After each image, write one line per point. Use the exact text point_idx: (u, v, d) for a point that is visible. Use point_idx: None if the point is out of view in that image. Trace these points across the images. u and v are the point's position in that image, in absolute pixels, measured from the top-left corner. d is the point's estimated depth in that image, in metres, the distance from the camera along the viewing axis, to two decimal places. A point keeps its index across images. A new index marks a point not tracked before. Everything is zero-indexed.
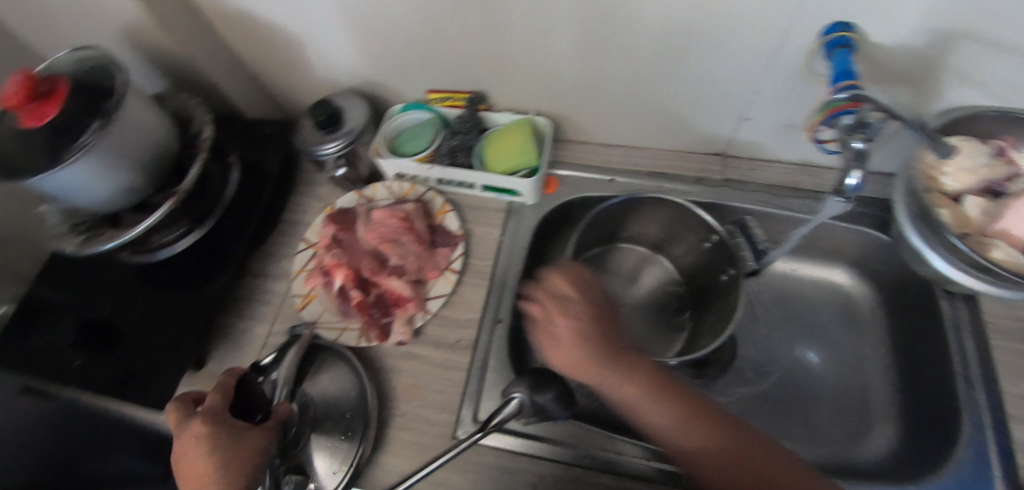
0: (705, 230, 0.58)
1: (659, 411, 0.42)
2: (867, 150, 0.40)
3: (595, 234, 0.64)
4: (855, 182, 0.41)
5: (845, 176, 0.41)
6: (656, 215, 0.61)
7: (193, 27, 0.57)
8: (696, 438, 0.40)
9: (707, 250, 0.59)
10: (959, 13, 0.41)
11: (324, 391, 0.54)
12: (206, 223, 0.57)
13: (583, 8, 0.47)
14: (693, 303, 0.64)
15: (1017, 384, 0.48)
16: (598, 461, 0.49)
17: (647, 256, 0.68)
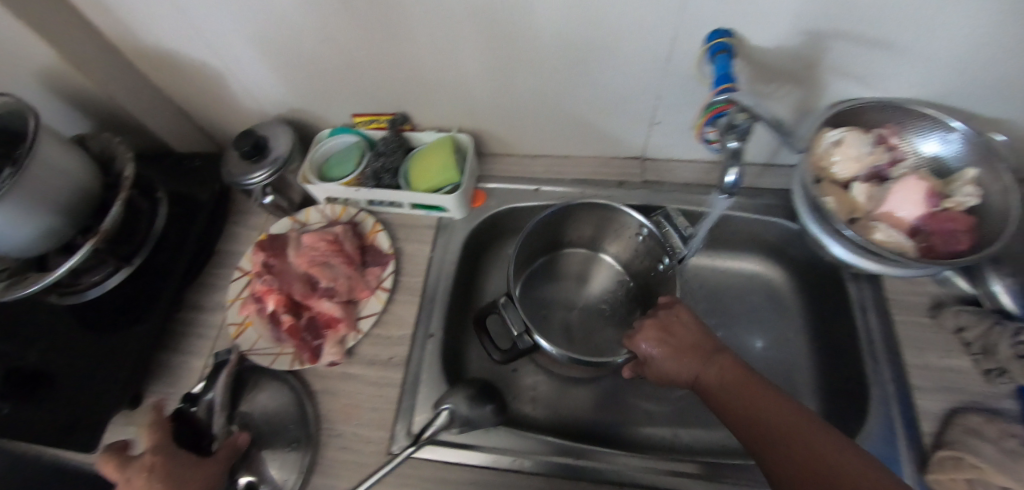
0: (637, 226, 0.60)
1: (744, 412, 0.38)
2: (742, 149, 0.41)
3: (537, 243, 0.65)
4: (733, 178, 0.42)
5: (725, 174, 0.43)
6: (591, 217, 0.62)
7: (110, 66, 0.57)
8: (784, 437, 0.35)
9: (643, 242, 0.61)
10: (825, 17, 0.45)
11: (264, 409, 0.55)
12: (134, 260, 0.58)
13: (483, 28, 0.49)
14: (639, 292, 0.66)
15: (918, 355, 0.52)
16: (571, 469, 0.50)
17: (591, 257, 0.70)
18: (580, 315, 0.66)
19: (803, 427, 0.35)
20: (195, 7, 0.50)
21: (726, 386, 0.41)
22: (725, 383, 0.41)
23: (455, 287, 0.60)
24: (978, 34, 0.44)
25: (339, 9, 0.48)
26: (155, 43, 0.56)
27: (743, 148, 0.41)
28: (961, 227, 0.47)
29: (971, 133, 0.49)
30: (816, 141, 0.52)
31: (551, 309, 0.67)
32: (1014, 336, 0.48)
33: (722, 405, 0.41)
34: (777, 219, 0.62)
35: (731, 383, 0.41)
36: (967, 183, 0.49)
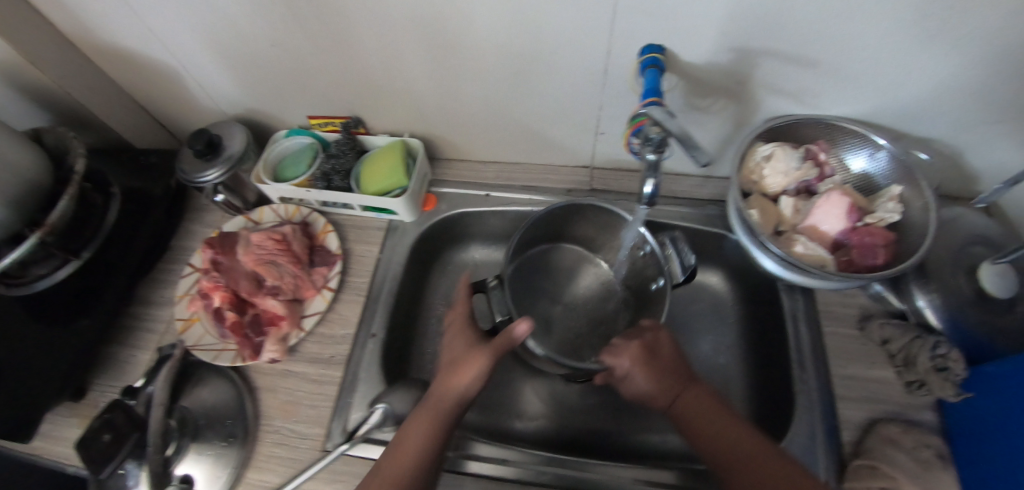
0: (640, 240, 0.60)
1: (711, 427, 0.44)
2: (660, 161, 0.42)
3: (538, 233, 0.66)
4: (650, 188, 0.43)
5: (643, 184, 0.44)
6: (596, 219, 0.63)
7: (69, 62, 0.59)
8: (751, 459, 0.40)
9: (642, 258, 0.62)
10: (752, 36, 0.46)
11: (203, 404, 0.56)
12: (84, 254, 0.58)
13: (424, 36, 0.50)
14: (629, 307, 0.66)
15: (844, 366, 0.54)
16: (563, 479, 0.50)
17: (585, 256, 0.71)
18: (563, 311, 0.68)
19: (765, 452, 0.41)
20: (147, 7, 0.51)
21: (698, 412, 0.45)
22: (697, 407, 0.46)
23: (401, 288, 0.62)
24: (896, 56, 0.46)
25: (288, 14, 0.50)
26: (111, 40, 0.57)
27: (660, 161, 0.42)
28: (880, 241, 0.48)
29: (895, 151, 0.51)
30: (749, 155, 0.53)
31: (536, 299, 0.68)
32: (933, 348, 0.50)
33: (690, 429, 0.45)
34: (718, 230, 0.64)
35: (707, 410, 0.45)
36: (891, 200, 0.51)
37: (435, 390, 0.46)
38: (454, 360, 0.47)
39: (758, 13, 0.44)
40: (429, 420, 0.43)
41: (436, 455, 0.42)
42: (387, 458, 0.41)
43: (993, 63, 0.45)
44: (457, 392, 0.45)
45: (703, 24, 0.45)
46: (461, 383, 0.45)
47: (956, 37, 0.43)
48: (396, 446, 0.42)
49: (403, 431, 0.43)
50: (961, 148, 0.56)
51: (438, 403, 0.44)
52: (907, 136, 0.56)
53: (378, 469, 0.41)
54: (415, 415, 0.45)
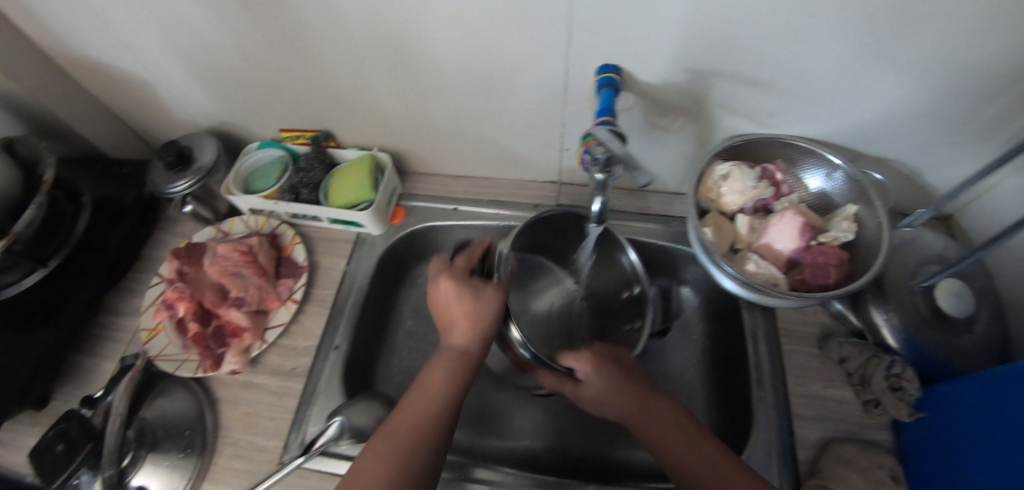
0: (631, 281, 0.62)
1: (682, 437, 0.43)
2: (608, 181, 0.44)
3: (532, 238, 0.63)
4: (598, 206, 0.46)
5: (592, 202, 0.46)
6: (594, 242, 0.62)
7: (44, 74, 0.60)
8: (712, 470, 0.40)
9: (623, 298, 0.64)
10: (705, 58, 0.47)
11: (163, 415, 0.56)
12: (52, 263, 0.58)
13: (387, 53, 0.51)
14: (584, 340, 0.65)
15: (802, 384, 0.54)
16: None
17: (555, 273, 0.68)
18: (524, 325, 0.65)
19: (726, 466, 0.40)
20: (118, 21, 0.53)
21: (663, 419, 0.45)
22: (654, 412, 0.45)
23: (367, 301, 0.62)
24: (849, 78, 0.47)
25: (255, 31, 0.51)
26: (84, 53, 0.58)
27: (607, 180, 0.43)
28: (832, 261, 0.49)
29: (850, 172, 0.52)
30: (707, 173, 0.54)
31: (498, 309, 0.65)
32: (889, 367, 0.50)
33: (650, 435, 0.44)
34: (681, 247, 0.64)
35: (667, 418, 0.45)
36: (846, 219, 0.52)
37: (455, 337, 0.48)
38: (465, 310, 0.48)
39: (709, 35, 0.45)
40: (454, 365, 0.46)
41: (461, 393, 0.45)
42: (414, 398, 0.44)
43: (941, 85, 0.46)
44: (475, 338, 0.48)
45: (656, 47, 0.46)
46: (479, 331, 0.48)
47: (904, 60, 0.44)
48: (421, 390, 0.44)
49: (424, 375, 0.46)
50: (918, 168, 0.56)
51: (463, 349, 0.47)
52: (864, 156, 0.57)
53: (406, 408, 0.43)
54: (437, 361, 0.47)
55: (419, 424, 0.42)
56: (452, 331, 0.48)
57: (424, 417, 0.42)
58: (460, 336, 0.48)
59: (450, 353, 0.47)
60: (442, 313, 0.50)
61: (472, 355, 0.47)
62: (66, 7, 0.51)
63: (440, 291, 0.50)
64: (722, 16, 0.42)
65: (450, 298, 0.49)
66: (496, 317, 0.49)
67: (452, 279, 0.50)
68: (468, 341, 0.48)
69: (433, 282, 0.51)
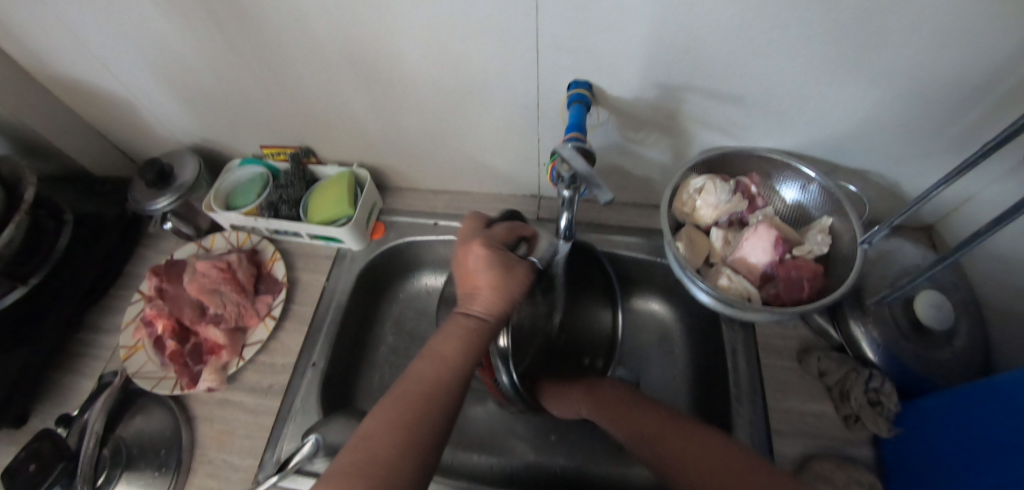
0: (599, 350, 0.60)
1: (673, 435, 0.45)
2: (574, 198, 0.45)
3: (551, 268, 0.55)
4: (564, 222, 0.47)
5: (559, 217, 0.47)
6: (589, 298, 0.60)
7: (28, 94, 0.61)
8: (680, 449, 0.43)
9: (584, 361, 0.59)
10: (672, 72, 0.47)
11: (140, 433, 0.56)
12: (31, 280, 0.57)
13: (360, 71, 0.52)
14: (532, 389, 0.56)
15: (782, 399, 0.53)
16: None
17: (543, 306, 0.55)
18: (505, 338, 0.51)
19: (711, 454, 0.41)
20: (96, 40, 0.54)
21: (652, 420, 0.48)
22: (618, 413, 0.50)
23: (346, 317, 0.62)
24: (819, 89, 0.47)
25: (229, 49, 0.52)
26: (68, 74, 0.60)
27: (573, 198, 0.44)
28: (807, 275, 0.49)
29: (824, 184, 0.52)
30: (681, 187, 0.54)
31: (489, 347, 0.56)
32: (867, 381, 0.50)
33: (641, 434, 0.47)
34: (660, 260, 0.64)
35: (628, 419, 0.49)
36: (820, 232, 0.52)
37: (475, 305, 0.44)
38: (491, 280, 0.44)
39: (674, 49, 0.45)
40: (470, 332, 0.42)
41: (474, 365, 0.41)
42: (427, 363, 0.40)
43: (911, 95, 0.46)
44: (495, 311, 0.44)
45: (624, 63, 0.47)
46: (500, 307, 0.44)
47: (871, 71, 0.44)
48: (434, 354, 0.41)
49: (437, 340, 0.42)
50: (895, 179, 0.56)
51: (482, 319, 0.44)
52: (839, 167, 0.57)
53: (417, 372, 0.39)
54: (452, 327, 0.43)
55: (428, 389, 0.38)
56: (473, 299, 0.45)
57: (436, 383, 0.38)
58: (481, 305, 0.45)
59: (467, 319, 0.43)
60: (466, 279, 0.46)
61: (489, 326, 0.43)
62: (44, 27, 0.52)
63: (469, 256, 0.46)
64: (685, 29, 0.42)
65: (478, 264, 0.45)
66: (520, 294, 0.45)
67: (487, 245, 0.46)
68: (488, 312, 0.44)
69: (464, 248, 0.47)
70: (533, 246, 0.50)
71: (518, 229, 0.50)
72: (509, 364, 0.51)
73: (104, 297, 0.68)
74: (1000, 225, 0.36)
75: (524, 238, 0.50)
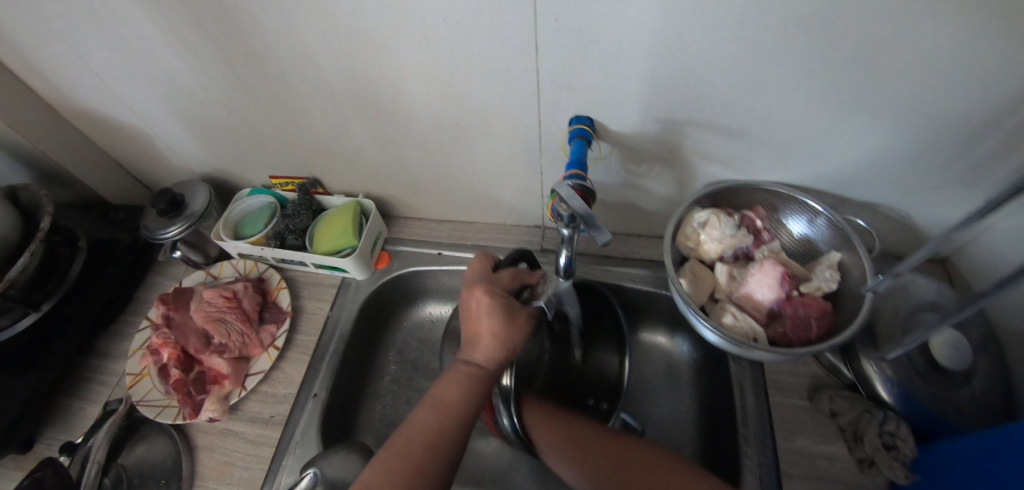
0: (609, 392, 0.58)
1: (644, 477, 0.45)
2: (573, 237, 0.46)
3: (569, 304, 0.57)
4: (563, 260, 0.48)
5: (558, 255, 0.48)
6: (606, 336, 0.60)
7: (50, 126, 0.64)
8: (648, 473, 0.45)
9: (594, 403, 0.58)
10: (671, 108, 0.47)
11: (141, 462, 0.56)
12: (43, 306, 0.59)
13: (364, 107, 0.54)
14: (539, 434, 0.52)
15: (792, 439, 0.51)
16: None
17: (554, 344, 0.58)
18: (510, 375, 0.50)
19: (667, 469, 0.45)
20: (116, 78, 0.56)
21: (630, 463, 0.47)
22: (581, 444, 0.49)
23: (350, 346, 0.63)
24: (821, 123, 0.46)
25: (240, 86, 0.54)
26: (89, 108, 0.63)
27: (573, 238, 0.45)
28: (814, 313, 0.48)
29: (832, 218, 0.51)
30: (684, 222, 0.54)
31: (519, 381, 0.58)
32: (882, 424, 0.48)
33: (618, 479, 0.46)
34: (665, 293, 0.64)
35: (575, 445, 0.49)
36: (829, 267, 0.51)
37: (477, 352, 0.47)
38: (493, 327, 0.47)
39: (672, 87, 0.45)
40: (471, 379, 0.45)
41: (476, 411, 0.44)
42: (430, 410, 0.43)
43: (917, 130, 0.45)
44: (497, 358, 0.47)
45: (623, 101, 0.47)
46: (501, 352, 0.47)
47: (872, 106, 0.44)
48: (437, 402, 0.43)
49: (440, 385, 0.45)
50: (904, 213, 0.55)
51: (483, 367, 0.46)
52: (845, 200, 0.56)
53: (420, 419, 0.42)
54: (454, 374, 0.45)
55: (429, 438, 0.41)
56: (474, 345, 0.47)
57: (438, 431, 0.41)
58: (483, 353, 0.47)
59: (469, 366, 0.46)
60: (468, 323, 0.49)
61: (489, 373, 0.46)
62: (69, 65, 0.55)
63: (472, 301, 0.49)
64: (682, 66, 0.43)
65: (482, 311, 0.48)
66: (519, 341, 0.48)
67: (489, 293, 0.48)
68: (489, 359, 0.46)
69: (469, 294, 0.50)
70: (535, 293, 0.53)
71: (521, 277, 0.53)
72: (511, 406, 0.49)
73: (113, 323, 0.69)
74: (1012, 286, 0.35)
75: (527, 285, 0.53)
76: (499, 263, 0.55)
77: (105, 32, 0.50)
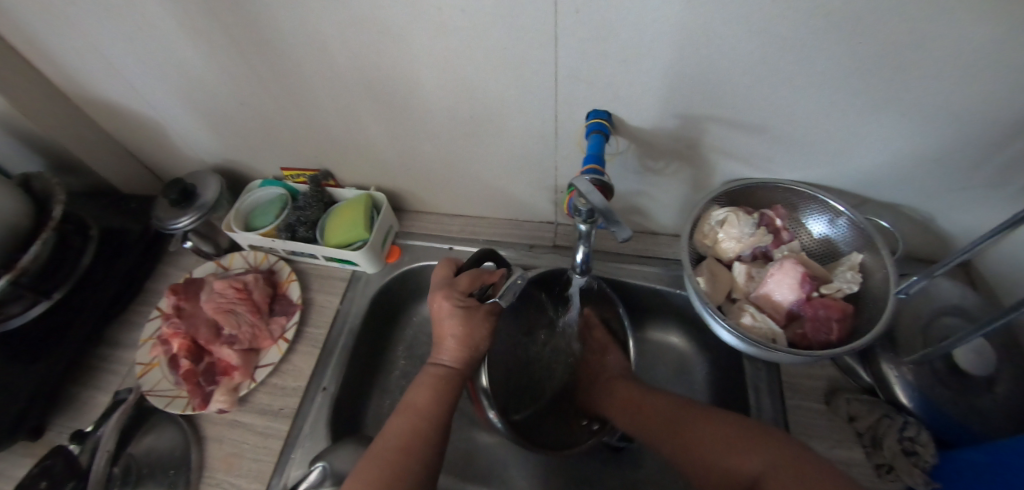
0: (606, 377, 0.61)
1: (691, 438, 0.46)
2: (591, 232, 0.45)
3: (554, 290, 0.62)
4: (581, 256, 0.48)
5: (575, 251, 0.48)
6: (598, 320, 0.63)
7: (62, 114, 0.64)
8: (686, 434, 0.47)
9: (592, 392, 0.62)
10: (691, 102, 0.46)
11: (150, 451, 0.56)
12: (54, 295, 0.60)
13: (377, 97, 0.53)
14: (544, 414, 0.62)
15: (808, 443, 0.50)
16: None
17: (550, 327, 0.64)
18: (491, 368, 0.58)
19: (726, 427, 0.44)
20: (128, 66, 0.56)
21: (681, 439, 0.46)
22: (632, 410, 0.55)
23: (359, 340, 0.62)
24: (846, 120, 0.45)
25: (253, 77, 0.54)
26: (101, 95, 0.62)
27: (591, 233, 0.45)
28: (835, 315, 0.47)
29: (853, 218, 0.50)
30: (701, 219, 0.54)
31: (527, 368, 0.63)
32: (901, 429, 0.47)
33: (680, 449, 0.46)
34: (678, 292, 0.63)
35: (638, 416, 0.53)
36: (850, 269, 0.50)
37: (442, 354, 0.49)
38: (454, 330, 0.48)
39: (694, 81, 0.44)
40: (439, 381, 0.47)
41: (448, 410, 0.46)
42: (403, 414, 0.45)
43: (947, 129, 0.44)
44: (463, 357, 0.49)
45: (644, 94, 0.46)
46: (466, 351, 0.49)
47: (901, 104, 0.42)
48: (409, 406, 0.45)
49: (411, 390, 0.47)
50: (928, 214, 0.54)
51: (450, 368, 0.48)
52: (867, 200, 0.55)
53: (394, 425, 0.44)
54: (423, 377, 0.48)
55: (405, 442, 0.42)
56: (441, 348, 0.49)
57: (411, 434, 0.43)
58: (449, 354, 0.49)
59: (437, 368, 0.48)
60: (434, 327, 0.50)
61: (456, 373, 0.48)
62: (83, 52, 0.55)
63: (432, 308, 0.49)
64: (704, 60, 0.42)
65: (442, 316, 0.48)
66: (482, 339, 0.50)
67: (447, 299, 0.48)
68: (455, 360, 0.49)
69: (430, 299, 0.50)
70: (497, 289, 0.52)
71: (483, 276, 0.52)
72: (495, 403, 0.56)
73: (124, 312, 0.69)
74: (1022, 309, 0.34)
75: (490, 283, 0.52)
76: (462, 262, 0.54)
77: (118, 19, 0.49)
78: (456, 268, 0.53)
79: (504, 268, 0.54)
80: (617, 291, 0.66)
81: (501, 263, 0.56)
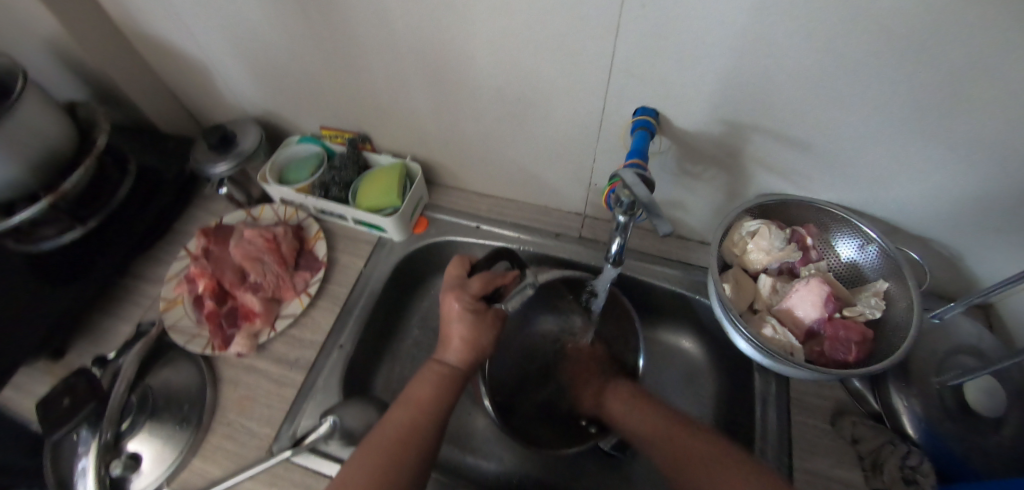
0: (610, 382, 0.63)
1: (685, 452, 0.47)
2: (629, 224, 0.45)
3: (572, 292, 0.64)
4: (615, 247, 0.48)
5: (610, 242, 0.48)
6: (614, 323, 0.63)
7: (112, 48, 0.65)
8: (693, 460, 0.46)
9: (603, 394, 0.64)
10: (741, 109, 0.46)
11: (166, 384, 0.57)
12: (88, 222, 0.62)
13: (426, 68, 0.53)
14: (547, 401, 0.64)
15: (811, 460, 0.50)
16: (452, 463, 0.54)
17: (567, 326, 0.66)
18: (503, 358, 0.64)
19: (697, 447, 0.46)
20: (186, 9, 0.57)
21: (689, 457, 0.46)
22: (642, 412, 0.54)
23: (378, 304, 0.63)
24: (893, 148, 0.45)
25: (308, 33, 0.54)
26: (153, 33, 0.63)
27: (629, 225, 0.45)
28: (855, 337, 0.48)
29: (885, 246, 0.51)
30: (731, 228, 0.55)
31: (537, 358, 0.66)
32: (904, 457, 0.47)
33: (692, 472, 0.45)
34: (697, 297, 0.63)
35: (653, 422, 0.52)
36: (874, 295, 0.51)
37: (448, 354, 0.51)
38: (463, 331, 0.51)
39: (742, 89, 0.44)
40: (442, 379, 0.49)
41: (445, 410, 0.47)
42: (403, 408, 0.46)
43: (991, 171, 0.44)
44: (468, 360, 0.51)
45: (693, 95, 0.46)
46: (471, 352, 0.51)
47: (949, 138, 0.42)
48: (409, 400, 0.47)
49: (414, 385, 0.49)
50: (959, 252, 0.53)
51: (454, 367, 0.50)
52: (899, 230, 0.55)
53: (393, 418, 0.45)
54: (427, 374, 0.50)
55: (404, 435, 0.44)
56: (447, 348, 0.51)
57: (409, 429, 0.44)
58: (454, 354, 0.51)
59: (441, 367, 0.50)
60: (442, 325, 0.53)
61: (460, 373, 0.50)
62: None
63: (443, 310, 0.52)
64: (760, 70, 0.42)
65: (453, 317, 0.51)
66: (489, 341, 0.52)
67: (459, 299, 0.51)
68: (460, 360, 0.51)
69: (442, 298, 0.53)
70: (507, 291, 0.55)
71: (495, 280, 0.54)
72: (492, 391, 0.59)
73: (152, 248, 0.71)
74: None
75: (500, 287, 0.54)
76: (478, 263, 0.56)
77: None
78: (467, 270, 0.56)
79: (516, 272, 0.56)
80: (636, 290, 0.67)
81: (514, 262, 0.58)
